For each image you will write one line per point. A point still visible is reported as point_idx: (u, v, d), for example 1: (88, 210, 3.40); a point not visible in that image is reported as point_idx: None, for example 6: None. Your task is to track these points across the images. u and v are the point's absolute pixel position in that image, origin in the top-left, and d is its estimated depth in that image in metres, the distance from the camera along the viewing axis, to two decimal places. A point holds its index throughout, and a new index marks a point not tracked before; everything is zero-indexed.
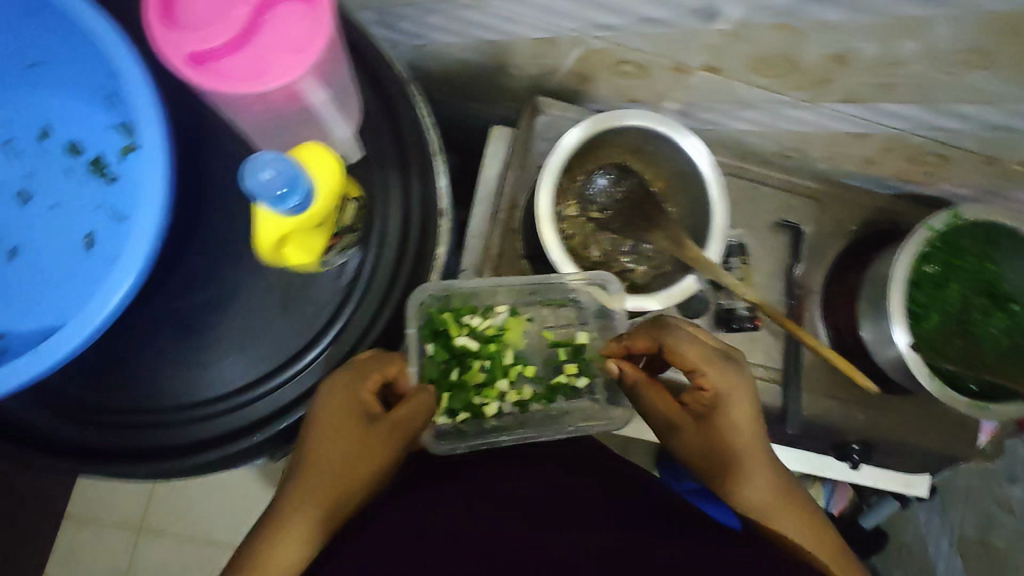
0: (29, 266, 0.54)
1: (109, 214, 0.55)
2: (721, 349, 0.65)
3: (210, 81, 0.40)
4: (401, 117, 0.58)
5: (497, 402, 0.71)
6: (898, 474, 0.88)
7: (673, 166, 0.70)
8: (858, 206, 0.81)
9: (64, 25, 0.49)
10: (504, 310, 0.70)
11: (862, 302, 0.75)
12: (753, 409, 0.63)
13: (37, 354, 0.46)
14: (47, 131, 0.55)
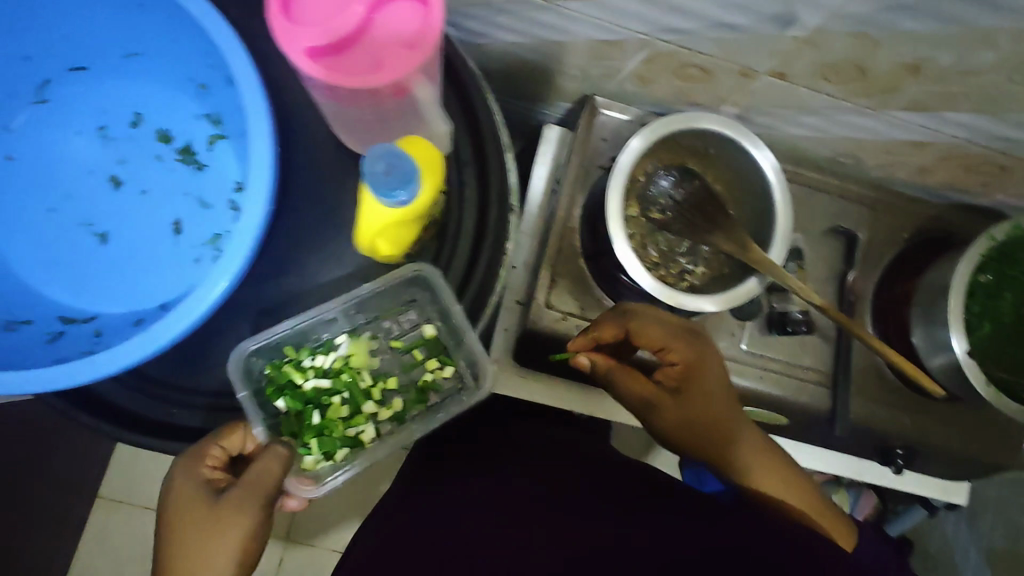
0: (120, 250, 0.55)
1: (197, 201, 0.56)
2: (682, 324, 0.67)
3: (326, 75, 0.41)
4: (479, 114, 0.59)
5: (372, 425, 0.62)
6: (938, 480, 0.89)
7: (737, 170, 0.71)
8: (910, 214, 0.82)
9: (162, 17, 0.50)
10: (337, 337, 0.62)
11: (915, 309, 0.76)
12: (721, 372, 0.67)
13: (139, 341, 0.47)
14: (139, 119, 0.56)
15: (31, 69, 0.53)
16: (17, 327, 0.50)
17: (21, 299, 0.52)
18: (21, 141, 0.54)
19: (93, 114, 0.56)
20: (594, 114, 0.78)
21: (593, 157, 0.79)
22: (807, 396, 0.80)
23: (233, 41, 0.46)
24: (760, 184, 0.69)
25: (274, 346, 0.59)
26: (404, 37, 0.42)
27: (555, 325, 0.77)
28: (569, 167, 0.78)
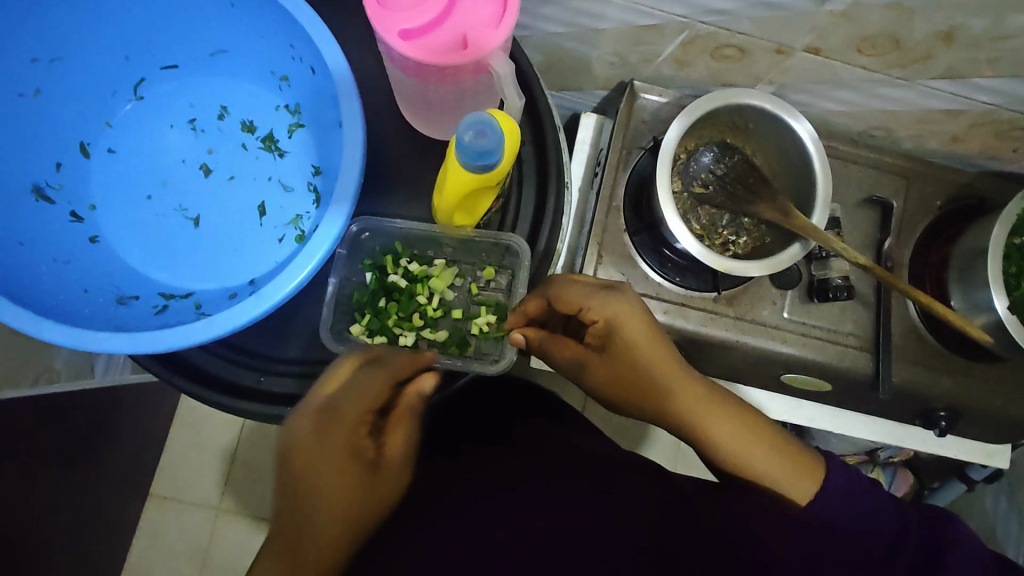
0: (210, 231, 0.60)
1: (280, 184, 0.60)
2: (603, 283, 0.61)
3: (418, 53, 0.45)
4: (536, 94, 0.61)
5: (415, 336, 0.64)
6: (979, 445, 0.91)
7: (777, 142, 0.74)
8: (943, 183, 0.85)
9: (250, 14, 0.55)
10: (438, 259, 0.65)
11: (953, 273, 0.79)
12: (648, 329, 0.60)
13: (225, 316, 0.49)
14: (225, 112, 0.61)
15: (130, 69, 0.59)
16: (129, 302, 0.55)
17: (127, 277, 0.57)
18: (123, 136, 0.60)
19: (183, 109, 0.61)
20: (633, 99, 0.82)
21: (634, 138, 0.83)
22: (850, 360, 0.82)
23: (325, 35, 0.51)
24: (799, 154, 0.72)
25: (387, 236, 0.63)
26: (486, 17, 0.46)
27: None
28: (611, 150, 0.82)
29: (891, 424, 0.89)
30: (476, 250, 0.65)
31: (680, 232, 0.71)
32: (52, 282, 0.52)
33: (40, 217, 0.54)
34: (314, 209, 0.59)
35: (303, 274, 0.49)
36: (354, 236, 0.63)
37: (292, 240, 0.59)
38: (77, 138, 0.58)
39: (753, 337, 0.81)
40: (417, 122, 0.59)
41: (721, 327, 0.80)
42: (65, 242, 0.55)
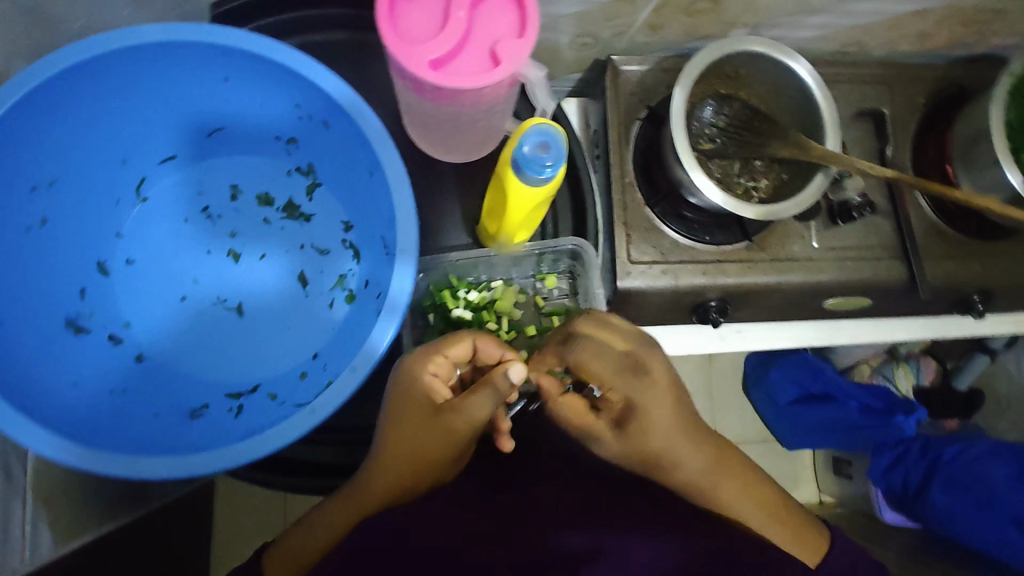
0: (253, 313, 0.65)
1: (311, 248, 0.66)
2: (631, 356, 0.58)
3: (453, 80, 0.44)
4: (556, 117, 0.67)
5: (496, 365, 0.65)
6: (1009, 316, 0.97)
7: (771, 81, 0.75)
8: (923, 80, 0.87)
9: (248, 94, 0.60)
10: (494, 281, 0.67)
11: (955, 164, 0.82)
12: (673, 411, 0.58)
13: (311, 411, 0.50)
14: (238, 190, 0.68)
15: (128, 171, 0.64)
16: (203, 412, 0.61)
17: (189, 385, 0.63)
18: (139, 246, 0.66)
19: (196, 198, 0.67)
20: (617, 74, 0.82)
21: (628, 112, 0.82)
22: (885, 272, 0.84)
23: (338, 84, 0.54)
24: (797, 87, 0.73)
25: (441, 269, 0.66)
26: (507, 28, 0.45)
27: (643, 276, 0.79)
28: (609, 129, 0.82)
29: (929, 320, 0.94)
30: (532, 262, 0.67)
31: (708, 187, 0.70)
32: (122, 411, 0.59)
33: (83, 348, 0.60)
34: (355, 264, 0.65)
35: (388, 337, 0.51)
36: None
37: (342, 300, 0.65)
38: (96, 258, 0.64)
39: (792, 273, 0.82)
40: (444, 154, 0.66)
41: (760, 273, 0.81)
42: (115, 369, 0.61)
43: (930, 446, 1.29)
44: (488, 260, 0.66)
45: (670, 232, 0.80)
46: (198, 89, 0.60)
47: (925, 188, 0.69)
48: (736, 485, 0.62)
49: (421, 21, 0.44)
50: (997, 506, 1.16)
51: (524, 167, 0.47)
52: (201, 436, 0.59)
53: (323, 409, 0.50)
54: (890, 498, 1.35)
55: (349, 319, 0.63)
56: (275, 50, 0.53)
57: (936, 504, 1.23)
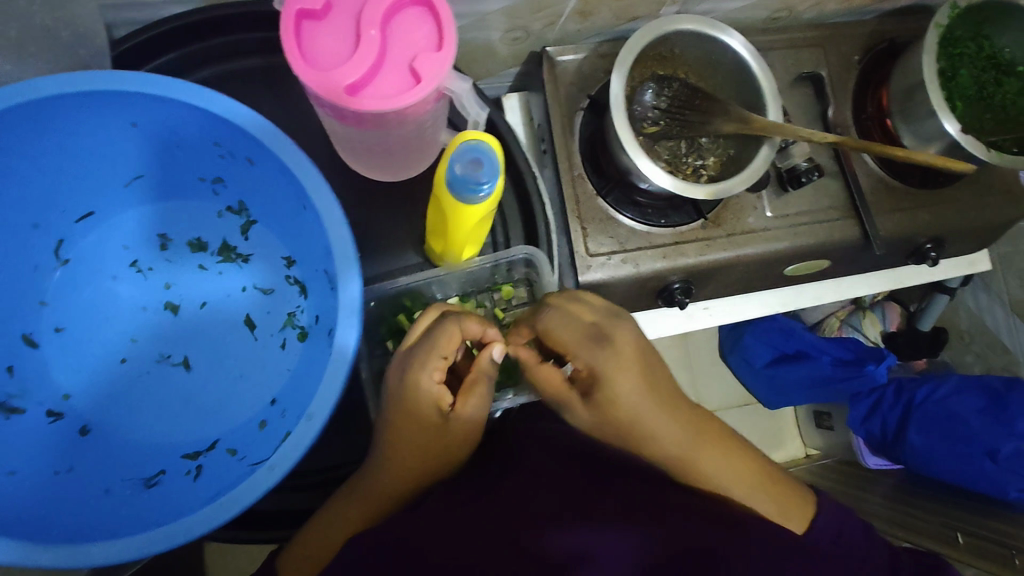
0: (203, 365, 0.64)
1: (253, 289, 0.65)
2: (597, 326, 0.58)
3: (372, 103, 0.41)
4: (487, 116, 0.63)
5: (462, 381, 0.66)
6: (961, 259, 1.00)
7: (705, 57, 0.75)
8: (855, 37, 0.88)
9: (165, 141, 0.58)
10: (451, 297, 0.67)
11: (895, 117, 0.83)
12: (638, 385, 0.57)
13: (269, 468, 0.48)
14: (167, 241, 0.66)
15: (47, 237, 0.62)
16: (159, 479, 0.59)
17: (144, 451, 0.61)
18: (68, 312, 0.63)
19: (124, 254, 0.65)
20: (553, 66, 0.80)
21: (569, 102, 0.81)
22: (840, 232, 0.84)
23: (256, 121, 0.51)
24: (733, 62, 0.73)
25: (393, 296, 0.64)
26: (424, 40, 0.43)
27: (604, 268, 0.78)
28: (551, 122, 0.80)
29: (887, 272, 0.96)
30: (487, 275, 0.66)
31: (655, 173, 0.69)
32: (71, 488, 0.57)
33: (21, 428, 0.58)
34: (302, 299, 0.63)
35: (338, 379, 0.49)
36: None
37: (294, 339, 0.64)
38: (21, 331, 0.61)
39: (750, 246, 0.82)
40: (382, 170, 0.64)
41: (718, 250, 0.81)
42: (60, 447, 0.59)
43: (903, 390, 1.33)
44: (442, 280, 0.64)
45: (625, 220, 0.79)
46: (109, 143, 0.57)
47: (871, 150, 0.69)
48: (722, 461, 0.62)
49: (331, 45, 0.41)
50: (971, 440, 1.20)
51: (461, 186, 0.45)
52: (160, 502, 0.57)
53: (282, 463, 0.48)
54: (871, 445, 1.38)
55: (303, 358, 0.62)
56: (181, 91, 0.51)
57: (915, 446, 1.26)
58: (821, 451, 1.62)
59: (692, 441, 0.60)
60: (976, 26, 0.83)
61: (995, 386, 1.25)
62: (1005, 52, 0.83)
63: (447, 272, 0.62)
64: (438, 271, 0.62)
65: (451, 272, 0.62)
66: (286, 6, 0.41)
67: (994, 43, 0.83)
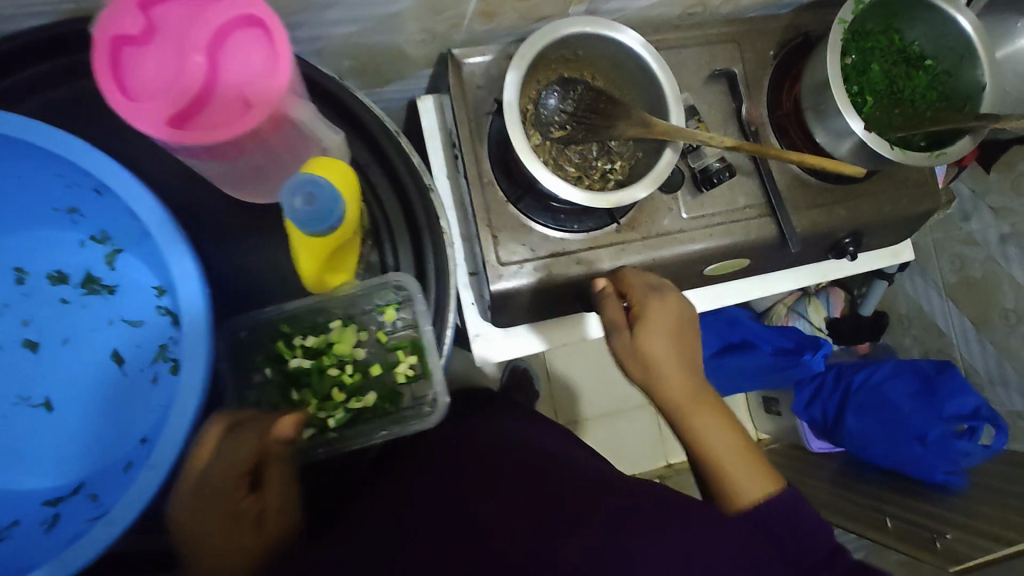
0: (68, 403, 0.63)
1: (121, 321, 0.64)
2: (657, 281, 0.70)
3: (196, 133, 0.44)
4: (374, 132, 0.61)
5: (342, 410, 0.64)
6: (885, 250, 1.01)
7: (609, 59, 0.73)
8: (770, 32, 0.87)
9: (13, 175, 0.57)
10: (332, 321, 0.65)
11: (807, 113, 0.81)
12: (665, 338, 0.65)
13: (115, 516, 0.50)
14: (24, 274, 0.63)
15: None
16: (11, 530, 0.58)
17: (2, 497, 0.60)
18: None
19: None
20: (460, 69, 0.78)
21: (476, 108, 0.78)
22: (756, 231, 0.84)
23: (100, 161, 0.51)
24: (634, 63, 0.72)
25: (275, 320, 0.62)
26: (253, 67, 0.45)
27: (516, 277, 0.77)
28: (459, 129, 0.78)
29: (811, 266, 0.97)
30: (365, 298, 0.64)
31: (553, 183, 0.67)
32: None
33: None
34: (172, 331, 0.63)
35: (188, 416, 0.51)
36: (230, 338, 0.61)
37: (165, 372, 0.63)
38: None
39: (665, 249, 0.81)
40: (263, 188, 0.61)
41: (634, 253, 0.80)
42: None
43: (841, 375, 1.34)
44: (318, 303, 0.62)
45: (537, 225, 0.78)
46: None
47: (771, 156, 0.68)
48: (730, 435, 0.65)
49: (155, 75, 0.44)
50: (902, 425, 1.23)
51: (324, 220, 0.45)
52: (11, 557, 0.58)
53: (121, 518, 0.49)
54: (814, 429, 1.40)
55: (172, 392, 0.62)
56: (24, 129, 0.50)
57: (852, 431, 1.29)
58: (771, 436, 1.65)
59: (700, 404, 0.65)
60: (887, 20, 0.82)
61: (927, 369, 1.27)
62: (914, 45, 0.83)
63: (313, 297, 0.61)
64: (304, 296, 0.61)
65: (318, 297, 0.61)
66: (103, 32, 0.43)
67: (903, 37, 0.83)
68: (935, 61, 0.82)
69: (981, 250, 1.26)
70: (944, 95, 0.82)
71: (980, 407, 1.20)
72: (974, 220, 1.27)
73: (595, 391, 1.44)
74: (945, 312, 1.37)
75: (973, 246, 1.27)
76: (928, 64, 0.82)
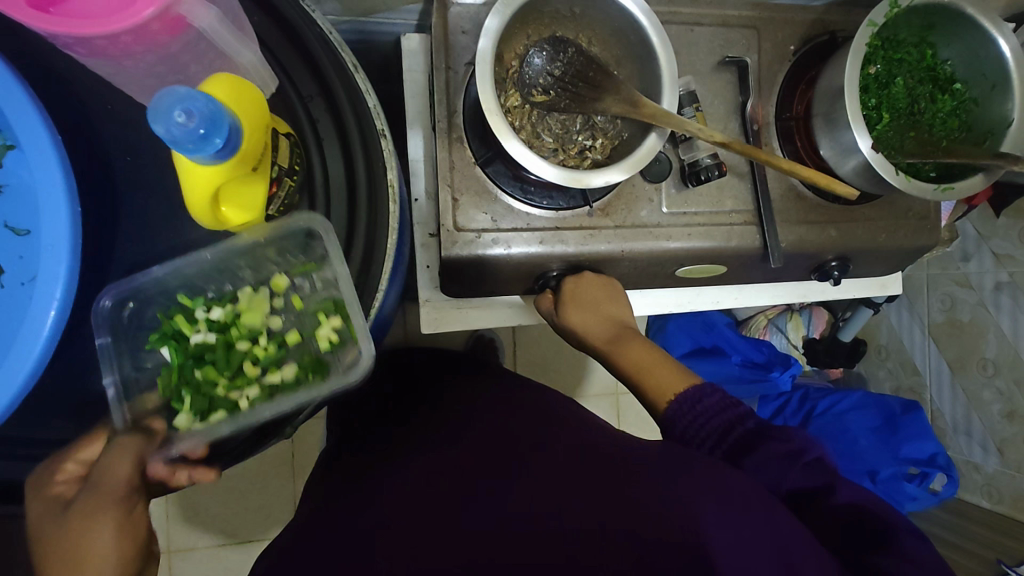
0: None
1: (8, 228, 0.53)
2: (600, 274, 0.79)
3: (62, 24, 0.41)
4: (321, 61, 0.55)
5: (256, 386, 0.58)
6: (872, 280, 0.96)
7: (609, 24, 0.66)
8: (794, 24, 0.79)
9: None
10: (241, 290, 0.59)
11: (817, 119, 0.74)
12: (588, 317, 0.77)
13: None
14: None
15: None
16: None
17: None
18: None
19: None
20: (445, 7, 0.70)
21: (456, 54, 0.71)
22: (738, 238, 0.78)
23: None
24: (634, 30, 0.65)
25: (168, 285, 0.58)
26: None
27: (471, 246, 0.71)
28: (435, 76, 0.71)
29: (793, 284, 0.93)
30: (277, 258, 0.59)
31: (517, 151, 0.61)
32: None
33: None
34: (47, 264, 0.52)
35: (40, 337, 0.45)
36: (114, 312, 0.56)
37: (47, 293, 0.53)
38: None
39: (637, 242, 0.75)
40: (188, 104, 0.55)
41: (603, 241, 0.74)
42: None
43: (805, 399, 1.32)
44: (218, 264, 0.58)
45: (504, 196, 0.72)
46: None
47: (776, 167, 0.64)
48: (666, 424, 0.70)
49: None
50: (856, 458, 1.21)
51: (205, 143, 0.42)
52: None
53: None
54: None
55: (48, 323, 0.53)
56: None
57: None
58: None
59: (638, 388, 0.74)
60: (922, 31, 0.75)
61: (893, 407, 1.25)
62: (946, 65, 0.76)
63: (212, 249, 0.56)
64: (206, 249, 0.56)
65: (219, 251, 0.56)
66: None
67: (936, 53, 0.76)
68: (965, 86, 0.75)
69: (973, 295, 1.20)
70: (964, 125, 0.75)
71: (938, 454, 1.17)
72: (973, 262, 1.19)
73: (572, 371, 1.40)
74: (922, 350, 1.33)
75: (967, 289, 1.21)
76: (957, 88, 0.75)
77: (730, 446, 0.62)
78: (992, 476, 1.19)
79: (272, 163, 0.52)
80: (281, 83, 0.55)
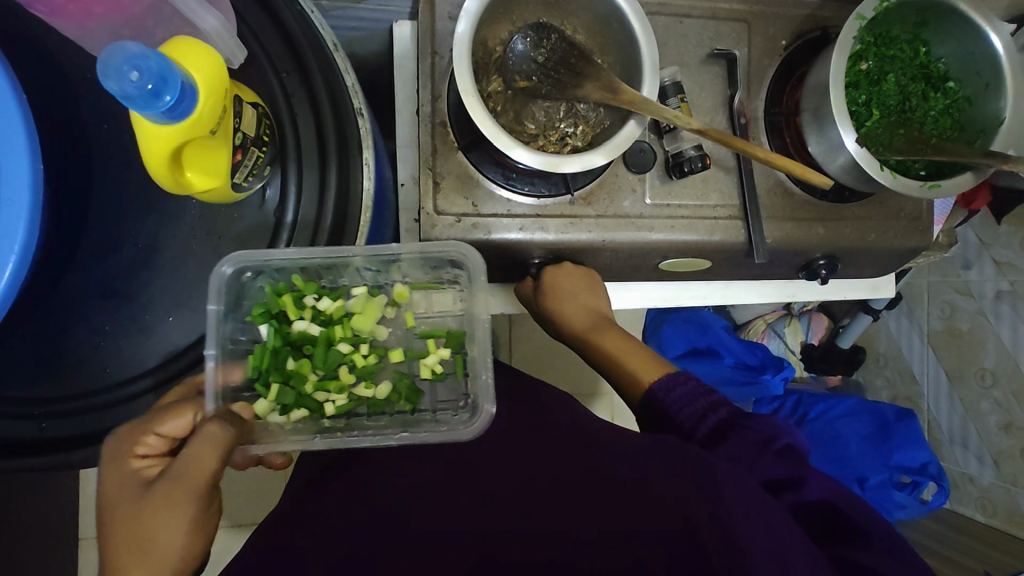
0: None
1: None
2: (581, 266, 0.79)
3: None
4: (297, 38, 0.56)
5: (346, 395, 0.63)
6: (864, 282, 0.95)
7: (592, 12, 0.67)
8: (785, 19, 0.79)
9: None
10: (356, 289, 0.65)
11: (805, 114, 0.73)
12: (570, 307, 0.77)
13: None
14: None
15: None
16: None
17: None
18: None
19: None
20: None
21: (442, 39, 0.72)
22: (722, 233, 0.77)
23: None
24: (616, 18, 0.65)
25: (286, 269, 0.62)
26: None
27: (451, 231, 0.72)
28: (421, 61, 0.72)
29: (781, 283, 0.92)
30: (401, 271, 0.66)
31: (496, 134, 0.61)
32: None
33: None
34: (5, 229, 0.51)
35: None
36: (234, 275, 0.59)
37: None
38: None
39: (619, 232, 0.75)
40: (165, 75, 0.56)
41: (584, 229, 0.74)
42: None
43: (799, 404, 1.29)
44: (341, 265, 0.63)
45: (486, 181, 0.72)
46: None
47: (756, 157, 0.64)
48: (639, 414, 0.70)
49: None
50: (846, 463, 1.20)
51: (151, 99, 0.43)
52: None
53: None
54: None
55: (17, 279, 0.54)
56: None
57: None
58: None
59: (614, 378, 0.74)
60: (916, 28, 0.74)
61: (887, 414, 1.23)
62: (939, 63, 0.74)
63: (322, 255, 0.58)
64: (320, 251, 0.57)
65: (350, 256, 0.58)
66: None
67: (930, 51, 0.75)
68: (958, 84, 0.74)
69: (972, 303, 1.18)
70: (955, 124, 0.74)
71: (930, 463, 1.16)
72: (974, 270, 1.17)
73: (566, 369, 1.39)
74: (917, 358, 1.30)
75: (967, 297, 1.19)
76: (949, 86, 0.74)
77: (700, 437, 0.62)
78: (988, 488, 1.17)
79: (234, 129, 0.53)
80: (252, 54, 0.57)
